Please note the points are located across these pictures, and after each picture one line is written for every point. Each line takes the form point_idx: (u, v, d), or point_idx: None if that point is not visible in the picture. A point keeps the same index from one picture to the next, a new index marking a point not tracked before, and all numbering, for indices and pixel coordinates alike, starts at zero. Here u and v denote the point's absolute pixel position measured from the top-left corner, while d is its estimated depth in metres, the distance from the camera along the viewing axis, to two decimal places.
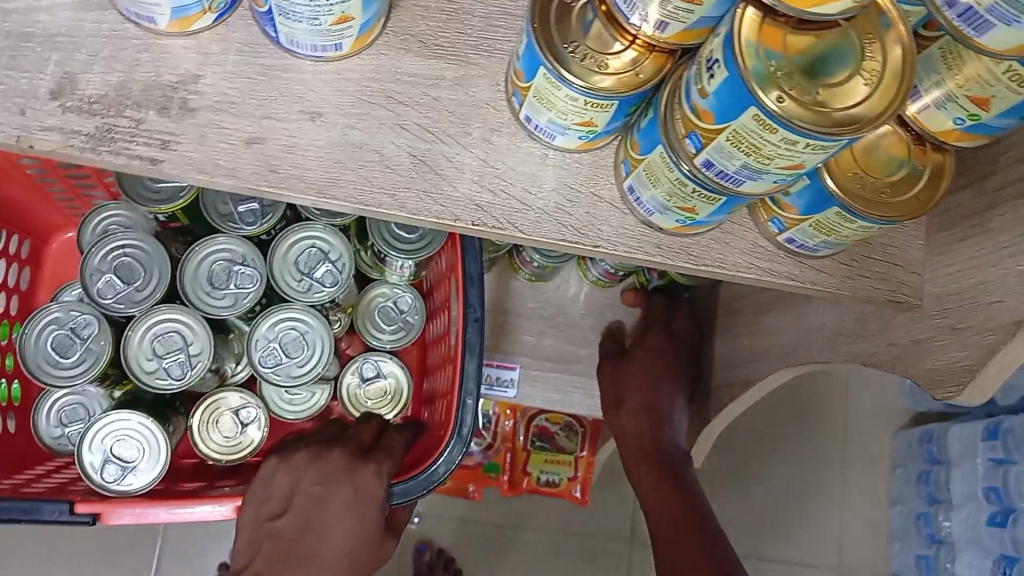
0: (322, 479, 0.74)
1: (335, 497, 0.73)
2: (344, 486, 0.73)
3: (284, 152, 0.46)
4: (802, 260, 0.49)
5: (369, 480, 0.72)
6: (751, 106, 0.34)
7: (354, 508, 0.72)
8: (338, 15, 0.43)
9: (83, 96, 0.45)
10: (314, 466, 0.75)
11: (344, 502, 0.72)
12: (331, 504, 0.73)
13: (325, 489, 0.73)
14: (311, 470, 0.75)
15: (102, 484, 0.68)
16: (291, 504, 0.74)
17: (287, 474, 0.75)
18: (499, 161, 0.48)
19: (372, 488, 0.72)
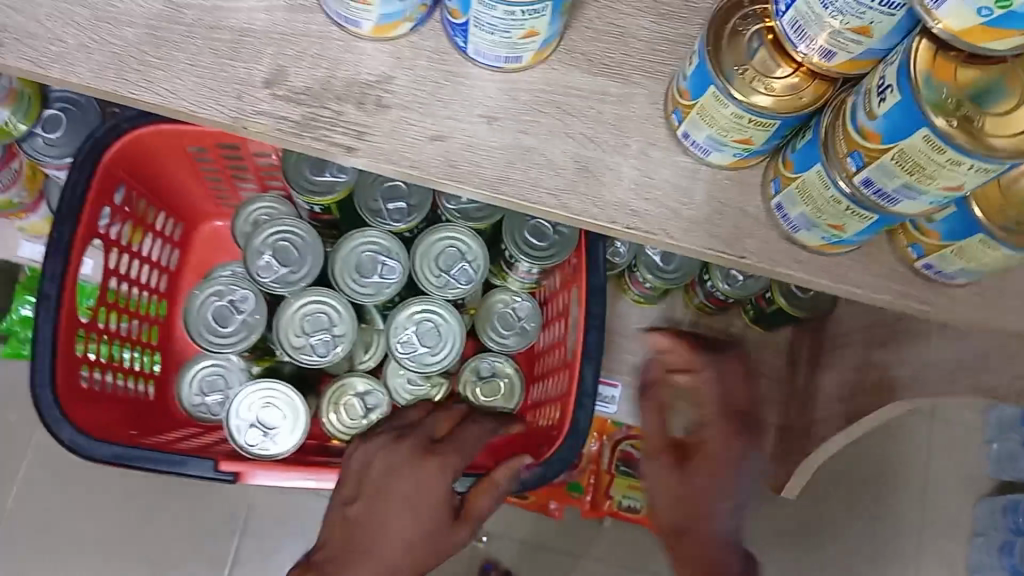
0: (386, 469, 0.77)
1: (397, 487, 0.76)
2: (408, 479, 0.76)
3: (463, 151, 0.51)
4: (936, 287, 0.52)
5: (434, 472, 0.76)
6: (922, 128, 0.38)
7: (413, 501, 0.75)
8: (527, 30, 0.48)
9: (291, 87, 0.51)
10: (380, 454, 0.78)
11: (404, 493, 0.75)
12: (393, 492, 0.75)
13: (388, 477, 0.76)
14: (378, 459, 0.78)
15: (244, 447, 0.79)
16: (358, 490, 0.77)
17: (361, 455, 0.79)
18: (654, 173, 0.52)
19: (436, 485, 0.76)
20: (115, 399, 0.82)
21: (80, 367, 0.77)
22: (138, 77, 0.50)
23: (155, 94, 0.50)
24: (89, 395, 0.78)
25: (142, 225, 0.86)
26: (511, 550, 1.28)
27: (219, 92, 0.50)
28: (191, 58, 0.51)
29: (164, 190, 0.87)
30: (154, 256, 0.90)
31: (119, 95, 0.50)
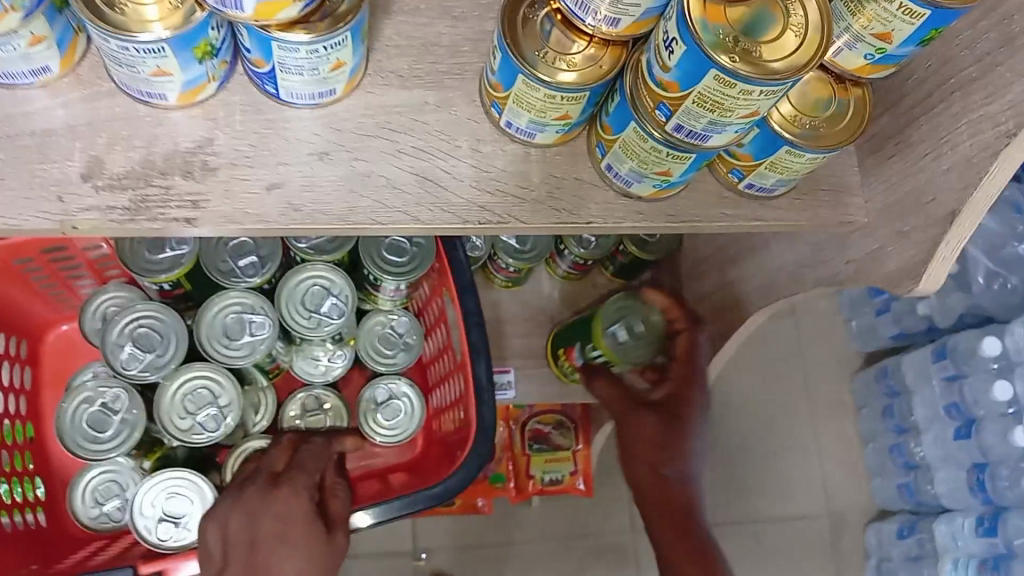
0: (245, 521, 0.66)
1: (262, 529, 0.65)
2: (267, 517, 0.65)
3: (302, 192, 0.52)
4: (762, 202, 0.57)
5: (289, 499, 0.67)
6: (711, 69, 0.42)
7: (283, 532, 0.64)
8: (334, 62, 0.49)
9: (111, 175, 0.50)
10: (233, 512, 0.67)
11: (271, 532, 0.64)
12: (262, 536, 0.64)
13: (251, 528, 0.65)
14: (234, 513, 0.67)
15: (158, 543, 0.71)
16: (225, 559, 0.65)
17: (216, 528, 0.67)
18: (490, 166, 0.54)
19: (295, 505, 0.66)
20: (13, 537, 0.77)
21: None
22: None
23: None
24: None
25: None
26: (447, 557, 1.31)
27: (39, 198, 0.49)
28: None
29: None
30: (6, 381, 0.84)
31: None
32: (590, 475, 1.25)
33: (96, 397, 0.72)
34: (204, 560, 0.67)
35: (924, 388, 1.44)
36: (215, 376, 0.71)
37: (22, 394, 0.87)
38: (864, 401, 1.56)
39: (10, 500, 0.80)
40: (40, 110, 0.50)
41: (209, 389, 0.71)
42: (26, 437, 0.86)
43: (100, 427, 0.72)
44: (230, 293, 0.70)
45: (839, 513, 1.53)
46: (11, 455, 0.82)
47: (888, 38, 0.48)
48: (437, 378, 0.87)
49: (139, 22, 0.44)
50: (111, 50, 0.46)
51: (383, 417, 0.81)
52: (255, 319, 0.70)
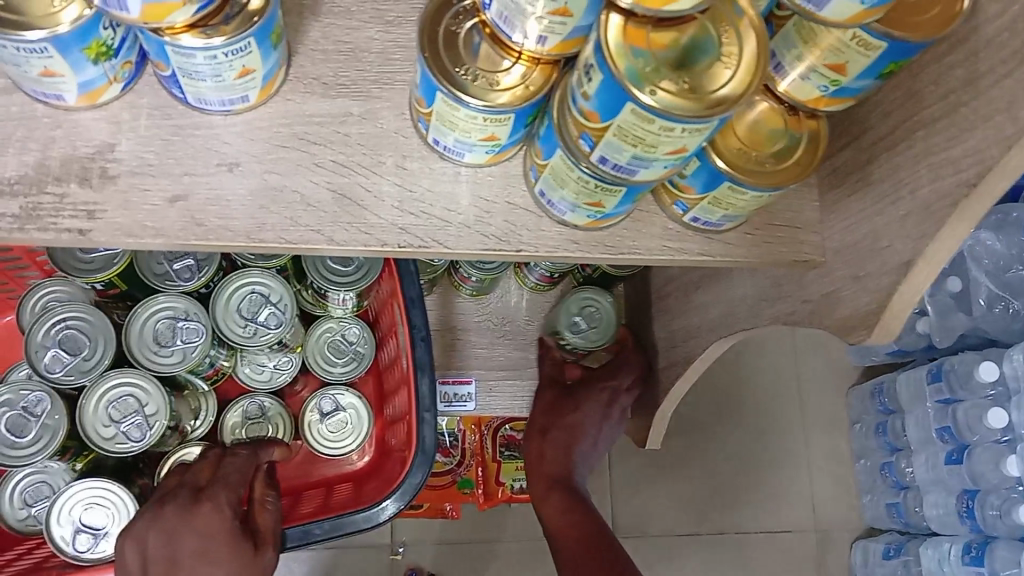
0: (165, 539, 0.64)
1: (184, 549, 0.64)
2: (189, 537, 0.64)
3: (207, 206, 0.48)
4: (710, 236, 0.53)
5: (212, 517, 0.65)
6: (628, 103, 0.38)
7: (206, 553, 0.63)
8: (239, 69, 0.46)
9: (3, 179, 0.47)
10: (151, 528, 0.64)
11: (192, 553, 0.63)
12: (183, 556, 0.63)
13: (172, 548, 0.64)
14: (153, 534, 0.64)
15: (76, 555, 0.69)
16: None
17: (135, 543, 0.65)
18: (415, 185, 0.51)
19: (218, 525, 0.65)
20: None
21: None
22: None
23: None
24: None
25: None
26: None
27: None
28: None
29: None
30: None
31: None
32: None
33: (17, 401, 0.70)
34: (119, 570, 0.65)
35: (919, 409, 1.35)
36: (140, 384, 0.68)
37: None
38: (857, 416, 1.46)
39: None
40: None
41: (136, 397, 0.68)
42: None
43: (19, 432, 0.69)
44: (160, 297, 0.68)
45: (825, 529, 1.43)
46: None
47: (843, 70, 0.44)
48: (388, 390, 0.85)
49: (46, 16, 0.41)
50: None
51: (328, 428, 0.79)
52: (187, 325, 0.69)
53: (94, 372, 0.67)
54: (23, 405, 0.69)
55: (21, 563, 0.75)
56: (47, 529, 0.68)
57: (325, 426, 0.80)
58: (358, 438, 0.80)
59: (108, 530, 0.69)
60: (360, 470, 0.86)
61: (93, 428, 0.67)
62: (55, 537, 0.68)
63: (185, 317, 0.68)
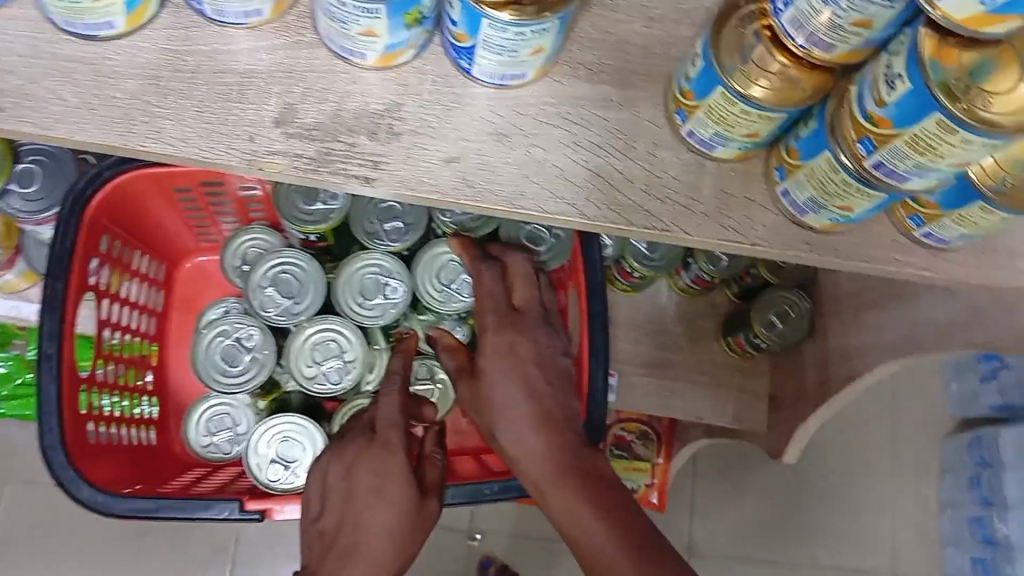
0: (343, 472, 0.71)
1: (359, 481, 0.70)
2: (364, 472, 0.70)
3: (478, 170, 0.52)
4: (935, 253, 0.55)
5: (386, 458, 0.70)
6: (934, 112, 0.40)
7: (379, 489, 0.69)
8: (534, 47, 0.49)
9: (302, 124, 0.51)
10: (332, 464, 0.73)
11: (366, 487, 0.70)
12: (358, 487, 0.70)
13: (348, 480, 0.71)
14: (333, 466, 0.72)
15: (268, 482, 0.80)
16: (323, 505, 0.72)
17: (318, 476, 0.74)
18: (662, 172, 0.54)
19: (391, 463, 0.70)
20: (122, 451, 0.82)
21: (86, 421, 0.77)
22: (145, 128, 0.50)
23: (165, 144, 0.50)
24: (99, 450, 0.78)
25: (126, 270, 0.84)
26: (505, 542, 1.35)
27: (231, 136, 0.51)
28: (197, 106, 0.51)
29: (143, 232, 0.85)
30: (139, 299, 0.88)
31: (127, 149, 0.50)
32: (664, 490, 1.26)
33: (231, 332, 0.81)
34: (306, 503, 0.75)
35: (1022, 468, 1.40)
36: (343, 331, 0.79)
37: (152, 312, 0.91)
38: (950, 467, 1.52)
39: (124, 413, 0.84)
40: (243, 52, 0.52)
41: (336, 343, 0.79)
42: (147, 358, 0.90)
43: (230, 360, 0.81)
44: (372, 254, 0.77)
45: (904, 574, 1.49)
46: (128, 370, 0.86)
47: None
48: None
49: None
50: (330, 4, 0.47)
51: None
52: (388, 284, 0.78)
53: (302, 316, 0.78)
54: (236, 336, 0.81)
55: (207, 485, 0.83)
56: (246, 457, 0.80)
57: None
58: None
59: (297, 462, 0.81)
60: None
61: (298, 368, 0.78)
62: (252, 465, 0.80)
63: (390, 276, 0.77)
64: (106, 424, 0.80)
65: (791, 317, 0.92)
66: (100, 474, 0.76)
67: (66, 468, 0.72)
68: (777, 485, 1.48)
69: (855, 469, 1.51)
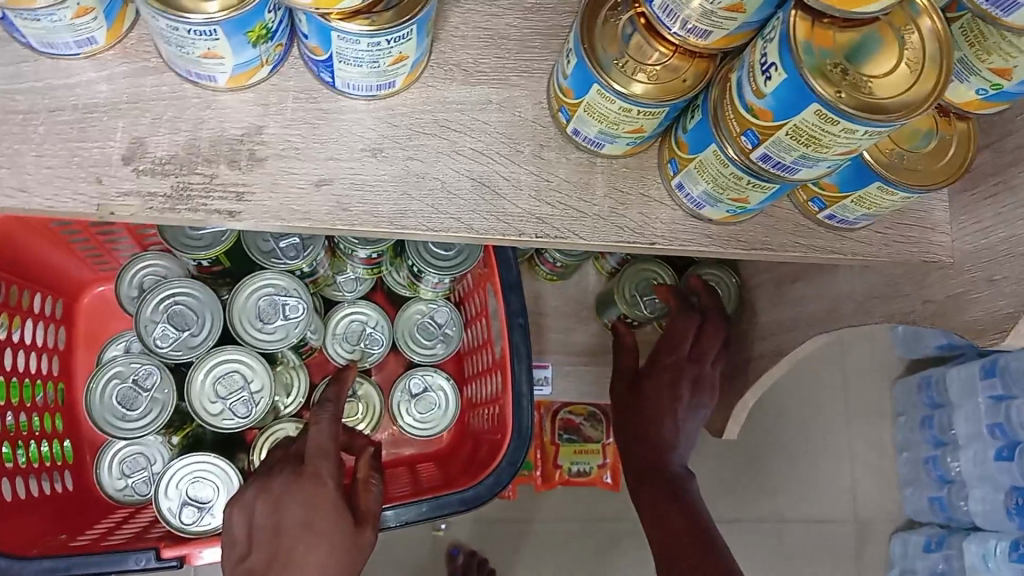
0: (271, 508, 0.65)
1: (288, 516, 0.63)
2: (293, 507, 0.64)
3: (352, 191, 0.49)
4: (842, 234, 0.53)
5: (318, 489, 0.64)
6: (813, 104, 0.37)
7: (310, 523, 0.63)
8: (395, 56, 0.45)
9: (153, 159, 0.47)
10: (259, 498, 0.66)
11: (296, 522, 0.63)
12: (287, 522, 0.63)
13: (276, 516, 0.64)
14: (260, 503, 0.65)
15: (182, 526, 0.76)
16: (249, 546, 0.65)
17: (242, 514, 0.66)
18: (551, 174, 0.51)
19: (322, 494, 0.64)
20: (35, 502, 0.77)
21: None
22: None
23: (3, 195, 0.46)
24: (5, 509, 0.73)
25: (18, 312, 0.79)
26: (465, 531, 1.33)
27: (75, 179, 0.46)
28: (36, 149, 0.46)
29: (33, 270, 0.80)
30: (37, 340, 0.83)
31: None
32: (618, 468, 1.25)
33: (128, 373, 0.79)
34: (228, 545, 0.67)
35: (968, 404, 1.40)
36: (246, 360, 0.75)
37: (54, 351, 0.86)
38: (902, 409, 1.53)
39: (31, 464, 0.79)
40: (83, 84, 0.47)
41: (241, 373, 0.75)
42: (56, 400, 0.86)
43: (128, 404, 0.78)
44: (265, 274, 0.74)
45: (864, 520, 1.52)
46: (34, 416, 0.82)
47: (1008, 74, 0.43)
48: (473, 371, 0.87)
49: (191, 2, 0.41)
50: (161, 29, 0.42)
51: (416, 409, 0.82)
52: (288, 303, 0.74)
53: (200, 348, 0.75)
54: (133, 377, 0.78)
55: (125, 531, 0.79)
56: (156, 502, 0.76)
57: (411, 406, 0.82)
58: (440, 429, 0.82)
59: (211, 503, 0.77)
60: (442, 449, 0.89)
61: (202, 405, 0.74)
62: (163, 510, 0.76)
63: (286, 294, 0.74)
64: (12, 478, 0.75)
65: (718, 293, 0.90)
66: (12, 536, 0.71)
67: None
68: (733, 448, 1.47)
69: (808, 423, 1.51)
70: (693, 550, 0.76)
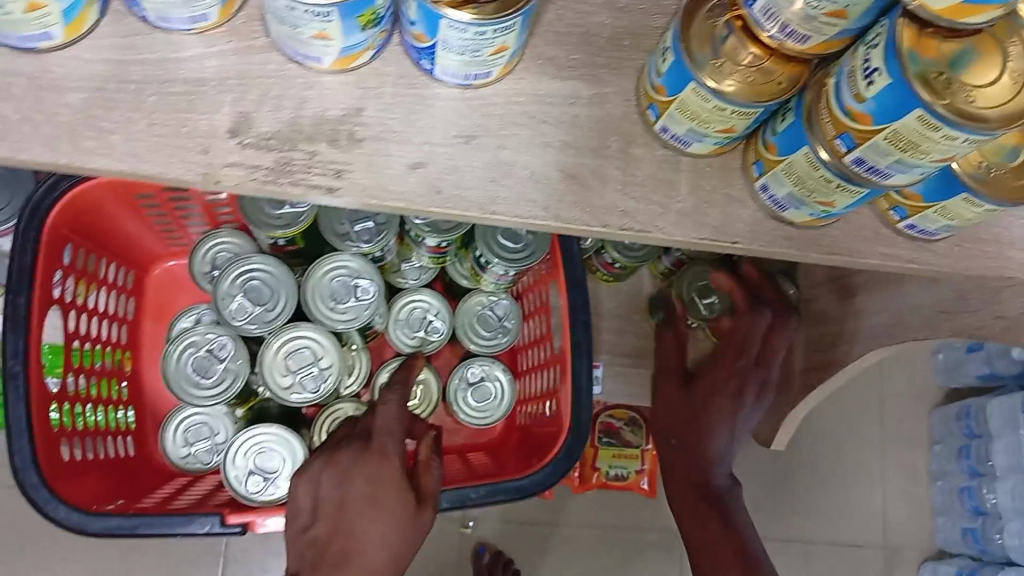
0: (338, 481, 0.68)
1: (353, 491, 0.67)
2: (360, 481, 0.67)
3: (445, 175, 0.50)
4: (921, 245, 0.53)
5: (382, 466, 0.68)
6: (916, 109, 0.38)
7: (374, 497, 0.66)
8: (497, 46, 0.47)
9: (258, 133, 0.49)
10: (325, 472, 0.69)
11: (362, 496, 0.66)
12: (351, 496, 0.67)
13: (342, 488, 0.67)
14: (326, 475, 0.69)
15: (247, 494, 0.80)
16: (314, 515, 0.69)
17: (308, 484, 0.70)
18: (637, 170, 0.52)
19: (386, 472, 0.68)
20: (99, 465, 0.80)
21: (58, 440, 0.75)
22: (93, 144, 0.48)
23: (115, 160, 0.48)
24: (73, 467, 0.76)
25: (93, 280, 0.82)
26: (498, 528, 1.34)
27: (183, 148, 0.48)
28: (148, 118, 0.48)
29: (109, 240, 0.83)
30: (108, 308, 0.86)
31: (75, 167, 0.48)
32: (654, 475, 1.26)
33: (203, 343, 0.82)
34: (294, 512, 0.71)
35: (1009, 435, 1.38)
36: (317, 338, 0.79)
37: (123, 321, 0.89)
38: (939, 437, 1.52)
39: (97, 427, 0.82)
40: (194, 58, 0.50)
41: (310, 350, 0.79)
42: (121, 368, 0.89)
43: (203, 372, 0.82)
44: (339, 256, 0.78)
45: (895, 547, 1.50)
46: (100, 382, 0.84)
47: None
48: (528, 365, 0.88)
49: None
50: (279, 9, 0.44)
51: (473, 398, 0.84)
52: (360, 285, 0.78)
53: (275, 322, 0.78)
54: (208, 346, 0.82)
55: (188, 497, 0.83)
56: (224, 469, 0.79)
57: (467, 393, 0.85)
58: (495, 418, 0.84)
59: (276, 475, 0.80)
60: (491, 440, 0.90)
61: (272, 377, 0.78)
62: (230, 477, 0.79)
63: (359, 277, 0.78)
64: (79, 439, 0.78)
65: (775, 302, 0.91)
66: (79, 493, 0.75)
67: (40, 488, 0.71)
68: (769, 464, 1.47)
69: (844, 444, 1.51)
70: (733, 565, 0.86)
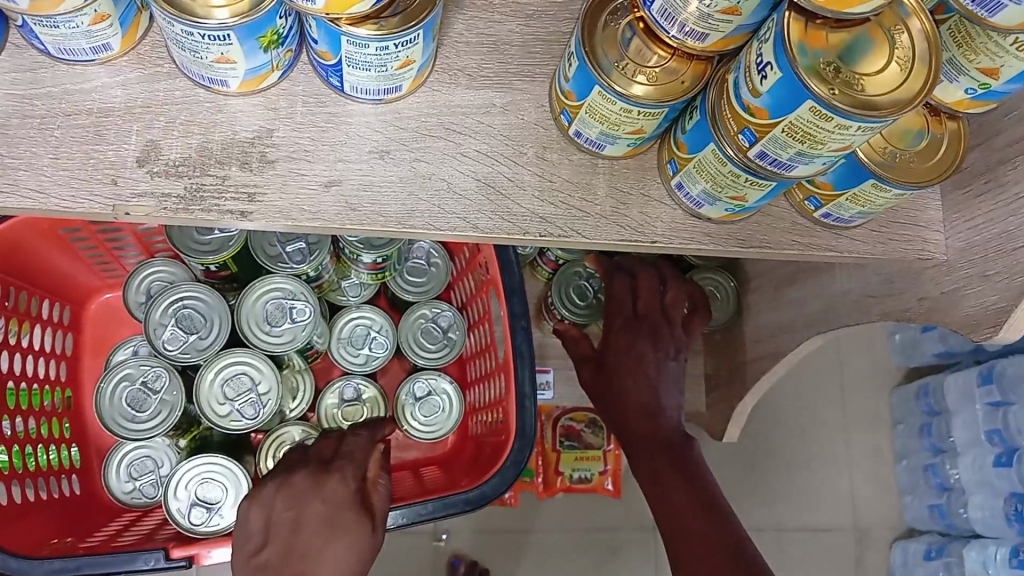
0: (292, 503, 0.68)
1: (309, 513, 0.67)
2: (316, 504, 0.67)
3: (360, 191, 0.50)
4: (838, 233, 0.54)
5: (339, 487, 0.69)
6: (808, 100, 0.39)
7: (333, 519, 0.67)
8: (403, 60, 0.46)
9: (168, 160, 0.49)
10: (279, 494, 0.69)
11: (320, 517, 0.67)
12: (307, 520, 0.67)
13: (297, 511, 0.67)
14: (279, 498, 0.69)
15: (190, 527, 0.80)
16: (267, 538, 0.68)
17: (260, 510, 0.69)
18: (554, 175, 0.52)
19: (340, 492, 0.68)
20: (42, 505, 0.79)
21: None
22: None
23: (21, 197, 0.47)
24: (14, 510, 0.74)
25: (27, 318, 0.81)
26: (468, 539, 1.32)
27: (91, 180, 0.48)
28: (53, 152, 0.48)
29: (40, 277, 0.82)
30: (46, 346, 0.85)
31: None
32: (618, 475, 1.26)
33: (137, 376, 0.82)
34: (243, 538, 0.69)
35: (966, 411, 1.41)
36: (251, 364, 0.80)
37: (62, 357, 0.88)
38: (900, 417, 1.54)
39: (39, 467, 0.81)
40: (99, 88, 0.49)
41: (248, 375, 0.80)
42: (63, 406, 0.87)
43: (136, 406, 0.82)
44: (273, 280, 0.79)
45: (865, 529, 1.51)
46: (42, 421, 0.83)
47: (995, 74, 0.45)
48: (476, 374, 0.88)
49: (202, 6, 0.42)
50: (175, 35, 0.44)
51: (420, 412, 0.84)
52: (295, 306, 0.79)
53: (208, 350, 0.80)
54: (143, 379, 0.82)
55: (134, 532, 0.82)
56: (166, 502, 0.80)
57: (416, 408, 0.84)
58: (445, 431, 0.84)
59: (220, 503, 0.81)
60: (444, 453, 0.91)
61: (210, 404, 0.79)
62: (173, 509, 0.80)
63: (293, 298, 0.79)
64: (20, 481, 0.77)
65: (718, 297, 0.92)
66: (20, 537, 0.73)
67: None
68: (734, 456, 1.47)
69: (807, 430, 1.52)
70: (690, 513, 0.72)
